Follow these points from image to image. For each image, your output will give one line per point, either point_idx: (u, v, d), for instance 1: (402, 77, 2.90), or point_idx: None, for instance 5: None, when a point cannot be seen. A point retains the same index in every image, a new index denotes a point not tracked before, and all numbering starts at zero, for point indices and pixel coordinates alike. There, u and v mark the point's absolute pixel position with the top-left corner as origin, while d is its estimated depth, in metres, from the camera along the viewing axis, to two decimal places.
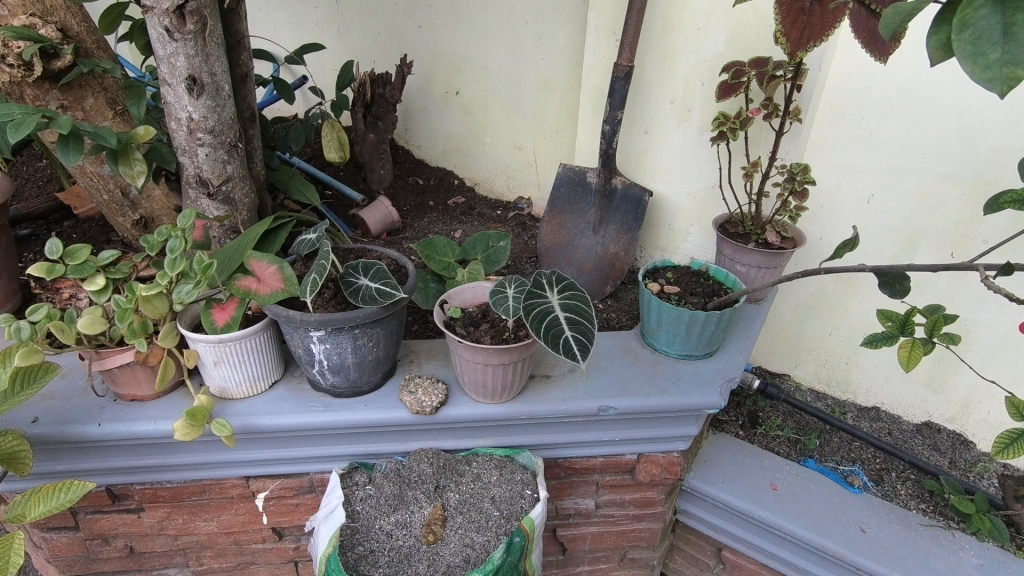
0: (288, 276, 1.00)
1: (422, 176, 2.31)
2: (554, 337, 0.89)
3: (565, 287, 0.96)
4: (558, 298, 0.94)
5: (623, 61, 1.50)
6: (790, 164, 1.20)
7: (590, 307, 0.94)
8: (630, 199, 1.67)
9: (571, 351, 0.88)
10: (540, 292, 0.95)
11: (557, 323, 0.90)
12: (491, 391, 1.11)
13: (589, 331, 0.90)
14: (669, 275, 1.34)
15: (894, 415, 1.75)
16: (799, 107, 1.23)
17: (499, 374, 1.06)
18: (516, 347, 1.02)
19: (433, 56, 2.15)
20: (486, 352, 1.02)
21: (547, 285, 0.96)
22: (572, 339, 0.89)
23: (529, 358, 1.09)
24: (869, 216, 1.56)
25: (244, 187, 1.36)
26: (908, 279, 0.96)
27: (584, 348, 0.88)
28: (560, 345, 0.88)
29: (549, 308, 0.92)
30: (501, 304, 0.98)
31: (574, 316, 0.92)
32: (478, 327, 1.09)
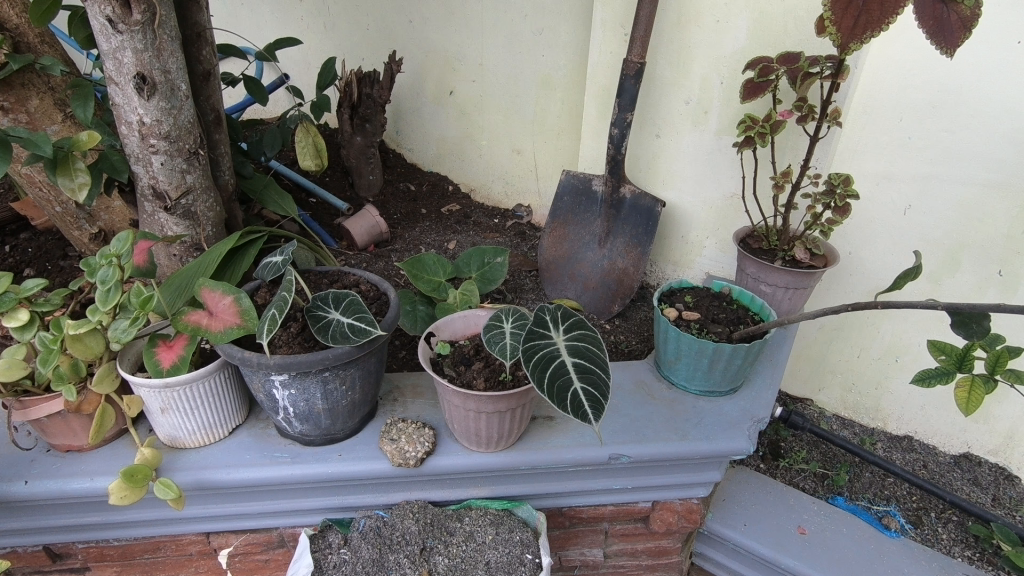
0: (245, 309, 0.86)
1: (414, 182, 2.16)
2: (559, 391, 0.73)
3: (574, 325, 0.81)
4: (564, 339, 0.79)
5: (633, 57, 1.35)
6: (829, 175, 1.03)
7: (603, 350, 0.78)
8: (640, 210, 1.52)
9: (580, 410, 0.72)
10: (542, 331, 0.79)
11: (562, 372, 0.75)
12: (485, 440, 0.95)
13: (603, 384, 0.74)
14: (687, 298, 1.19)
15: (929, 445, 1.60)
16: (840, 109, 1.06)
17: (494, 422, 0.91)
18: (514, 393, 0.87)
19: (425, 53, 2.00)
20: (479, 398, 0.86)
21: (550, 323, 0.80)
22: (581, 392, 0.73)
23: (530, 403, 0.94)
24: (905, 229, 1.41)
25: (208, 199, 1.21)
26: (990, 318, 0.81)
27: (597, 406, 0.72)
28: (567, 401, 0.72)
29: (552, 352, 0.76)
30: (496, 344, 0.85)
31: (584, 363, 0.76)
32: (471, 365, 0.94)
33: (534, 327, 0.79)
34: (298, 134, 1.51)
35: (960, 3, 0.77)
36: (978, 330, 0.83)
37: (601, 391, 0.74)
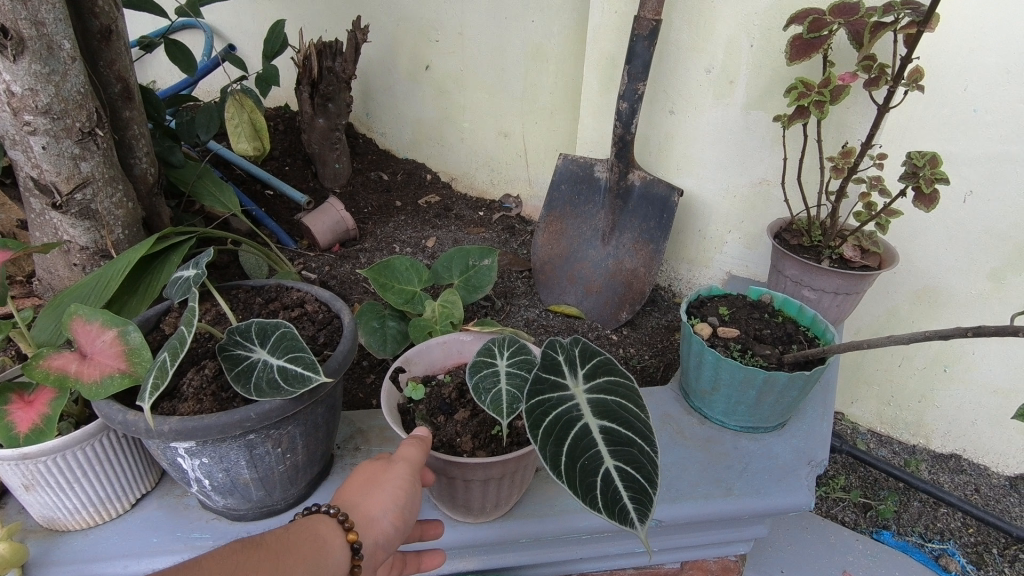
0: (133, 348, 0.61)
1: (387, 170, 1.91)
2: (585, 475, 0.53)
3: (598, 373, 0.62)
4: (586, 395, 0.60)
5: (647, 14, 1.11)
6: (911, 153, 0.81)
7: (642, 410, 0.59)
8: (651, 199, 1.29)
9: (616, 504, 0.51)
10: (556, 382, 0.61)
11: (588, 447, 0.55)
12: (475, 509, 0.72)
13: (648, 463, 0.54)
14: (720, 308, 0.96)
15: (979, 465, 1.40)
16: (921, 69, 0.83)
17: (485, 490, 0.69)
18: (512, 457, 0.64)
19: (397, 22, 1.74)
20: (464, 466, 0.63)
21: (566, 374, 0.62)
22: (617, 476, 0.52)
23: (532, 461, 0.72)
24: (965, 219, 1.20)
25: (115, 193, 0.95)
26: None
27: (641, 497, 0.51)
28: (596, 490, 0.52)
29: (571, 415, 0.57)
30: (487, 392, 0.63)
31: (617, 431, 0.56)
32: (453, 415, 0.72)
33: (544, 377, 0.61)
34: (228, 109, 1.21)
35: None
36: None
37: (644, 473, 0.53)
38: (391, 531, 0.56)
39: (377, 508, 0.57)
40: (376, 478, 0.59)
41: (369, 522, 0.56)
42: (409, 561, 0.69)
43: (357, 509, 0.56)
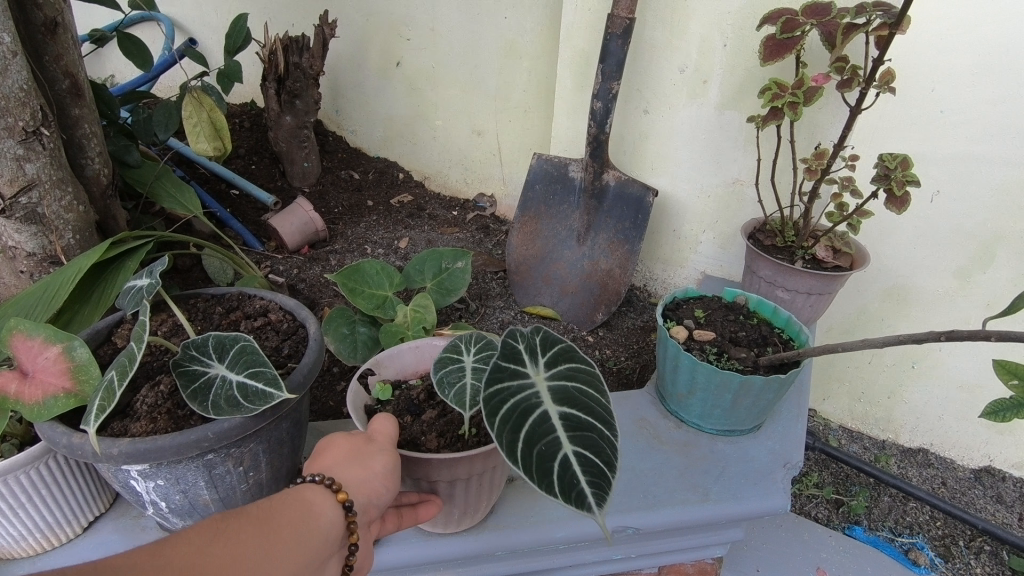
0: (80, 364, 0.57)
1: (358, 169, 1.87)
2: (541, 460, 0.50)
3: (560, 360, 0.59)
4: (547, 381, 0.57)
5: (620, 12, 1.09)
6: (883, 155, 0.82)
7: (602, 400, 0.56)
8: (627, 199, 1.28)
9: (574, 489, 0.48)
10: (516, 370, 0.57)
11: (547, 431, 0.52)
12: (448, 517, 0.71)
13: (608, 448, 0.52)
14: (696, 311, 0.96)
15: (946, 458, 1.44)
16: (892, 71, 0.83)
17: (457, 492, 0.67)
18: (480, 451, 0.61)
19: (367, 17, 1.70)
20: (429, 463, 0.61)
21: (526, 358, 0.59)
22: (577, 462, 0.50)
23: (502, 464, 0.70)
24: (932, 218, 1.21)
25: (64, 196, 0.89)
26: None
27: (600, 482, 0.49)
28: (553, 474, 0.49)
29: (530, 401, 0.55)
30: (452, 390, 0.63)
31: (577, 417, 0.54)
32: (420, 415, 0.69)
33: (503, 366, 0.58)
34: (186, 108, 1.13)
35: None
36: None
37: (604, 458, 0.51)
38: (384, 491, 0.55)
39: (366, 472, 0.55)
40: (359, 449, 0.57)
41: (361, 484, 0.54)
42: (404, 515, 0.63)
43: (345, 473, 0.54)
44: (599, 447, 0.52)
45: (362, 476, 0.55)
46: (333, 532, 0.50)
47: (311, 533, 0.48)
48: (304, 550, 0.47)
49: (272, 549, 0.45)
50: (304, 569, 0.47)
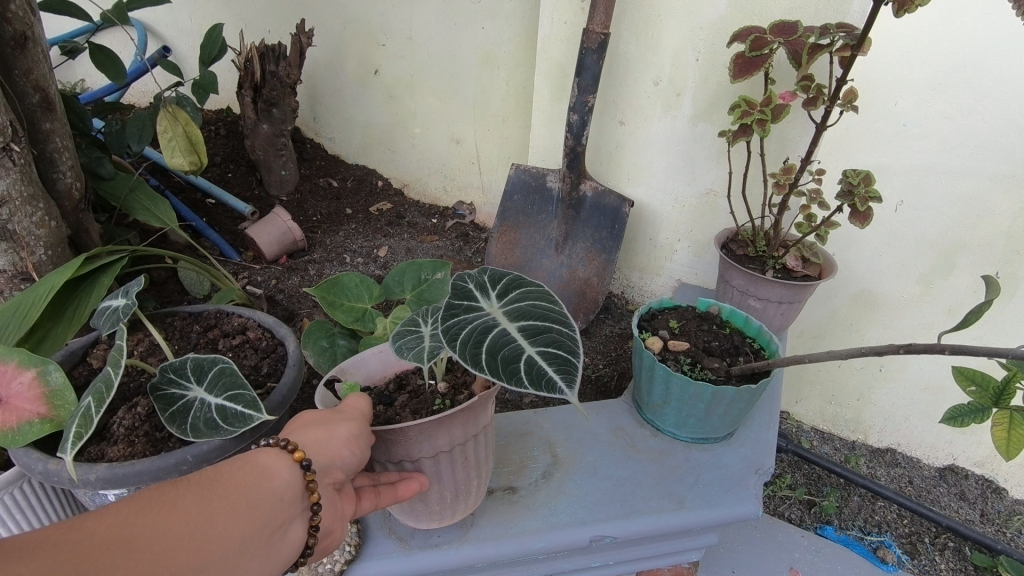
0: (55, 389, 0.57)
1: (336, 177, 1.86)
2: (506, 363, 0.53)
3: (509, 290, 0.64)
4: (501, 309, 0.61)
5: (595, 27, 1.11)
6: (846, 171, 0.85)
7: (556, 306, 0.61)
8: (603, 209, 1.30)
9: (542, 378, 0.51)
10: (471, 305, 0.61)
11: (508, 340, 0.55)
12: (438, 505, 0.72)
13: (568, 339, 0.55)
14: (671, 321, 0.98)
15: (913, 458, 1.49)
16: (855, 89, 0.86)
17: (443, 467, 0.67)
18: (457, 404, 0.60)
19: (345, 24, 1.70)
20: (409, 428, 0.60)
21: (478, 294, 0.63)
22: (540, 356, 0.53)
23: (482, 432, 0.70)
24: (897, 227, 1.26)
25: (35, 212, 0.88)
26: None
27: (564, 366, 0.52)
28: (520, 372, 0.52)
29: (487, 324, 0.58)
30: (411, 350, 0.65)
31: (534, 325, 0.58)
32: (392, 403, 0.71)
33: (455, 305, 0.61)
34: (160, 123, 1.12)
35: None
36: None
37: (566, 349, 0.54)
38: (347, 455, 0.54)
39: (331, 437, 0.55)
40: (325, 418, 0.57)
41: (323, 449, 0.54)
42: (382, 494, 0.63)
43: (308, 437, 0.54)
44: (560, 341, 0.55)
45: (326, 439, 0.55)
46: (288, 489, 0.50)
47: (261, 492, 0.49)
48: (253, 508, 0.47)
49: (216, 508, 0.45)
50: (256, 529, 0.47)
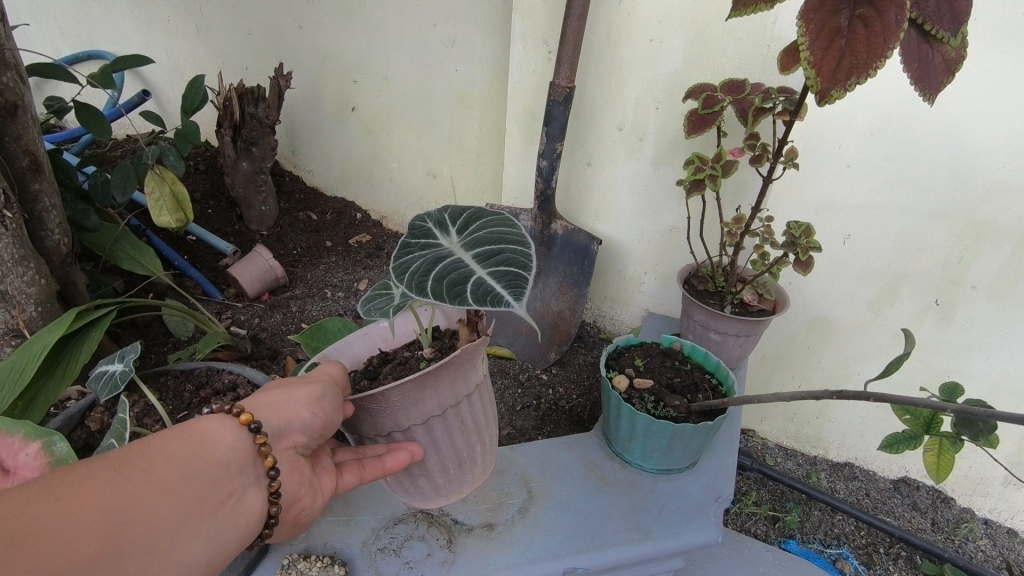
0: (60, 457, 0.67)
1: (316, 210, 1.91)
2: (455, 284, 0.57)
3: (469, 223, 0.69)
4: (459, 242, 0.66)
5: (561, 81, 1.18)
6: (789, 225, 0.93)
7: (511, 231, 0.65)
8: (574, 247, 1.37)
9: (488, 294, 0.55)
10: (428, 241, 0.67)
11: (461, 266, 0.60)
12: (443, 477, 0.82)
13: (520, 258, 0.59)
14: (635, 360, 1.05)
15: (869, 471, 1.58)
16: (796, 148, 0.94)
17: (439, 437, 0.76)
18: (432, 372, 0.67)
19: (321, 62, 1.75)
20: (387, 397, 0.67)
21: (438, 231, 0.68)
22: (489, 277, 0.57)
23: (471, 396, 0.76)
24: (845, 259, 1.35)
25: (26, 272, 0.92)
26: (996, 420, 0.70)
27: (511, 282, 0.56)
28: (468, 291, 0.56)
29: (443, 254, 0.63)
30: (375, 310, 0.75)
31: (487, 250, 0.62)
32: (377, 377, 0.78)
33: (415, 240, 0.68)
34: (148, 184, 1.20)
35: (945, 43, 0.67)
36: (984, 428, 0.72)
37: (516, 267, 0.58)
38: (303, 415, 0.61)
39: (290, 399, 0.61)
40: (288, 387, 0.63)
41: (280, 411, 0.61)
42: (372, 466, 0.71)
43: (269, 402, 0.61)
44: (510, 260, 0.59)
45: (285, 402, 0.61)
46: (234, 452, 0.56)
47: (201, 461, 0.53)
48: (201, 473, 0.52)
49: (150, 482, 0.49)
50: (204, 492, 0.52)
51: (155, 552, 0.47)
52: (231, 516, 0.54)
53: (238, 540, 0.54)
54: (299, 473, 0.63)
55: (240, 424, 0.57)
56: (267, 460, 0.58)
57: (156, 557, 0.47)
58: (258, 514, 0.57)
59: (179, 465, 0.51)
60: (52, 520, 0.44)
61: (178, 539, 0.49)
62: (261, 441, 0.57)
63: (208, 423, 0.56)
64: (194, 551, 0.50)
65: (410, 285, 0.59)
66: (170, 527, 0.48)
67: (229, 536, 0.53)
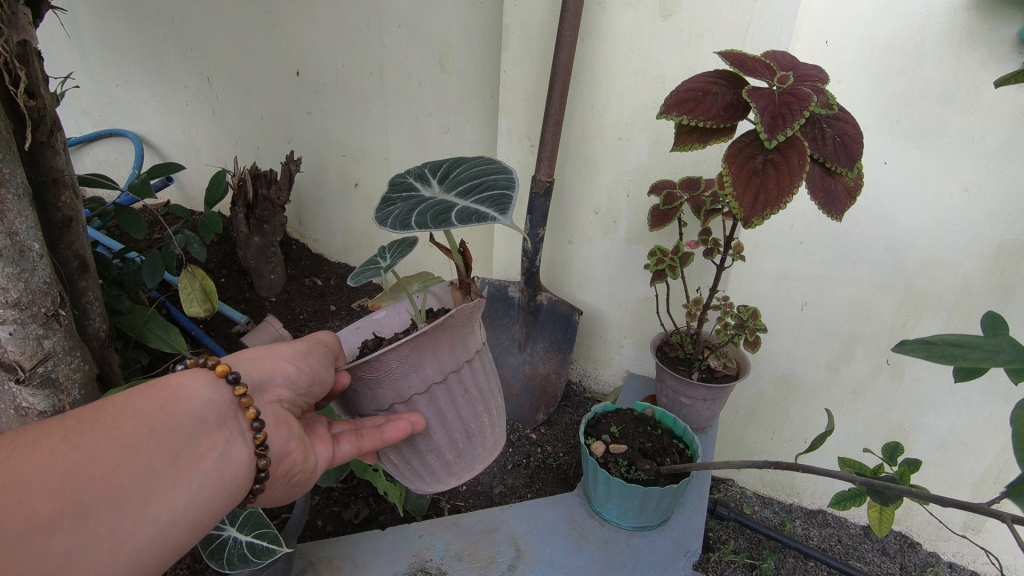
0: None
1: (320, 276, 2.06)
2: (434, 211, 0.69)
3: (449, 175, 0.82)
4: (439, 187, 0.79)
5: (542, 177, 1.34)
6: (739, 309, 1.15)
7: (484, 172, 0.77)
8: (558, 317, 1.52)
9: (462, 213, 0.66)
10: (413, 190, 0.79)
11: (439, 201, 0.72)
12: (453, 450, 0.91)
13: (498, 187, 0.70)
14: (612, 427, 1.18)
15: (840, 517, 1.69)
16: (742, 243, 1.09)
17: (445, 405, 0.87)
18: (429, 336, 0.79)
19: (326, 144, 1.92)
20: (384, 361, 0.78)
21: (422, 184, 0.81)
22: (463, 203, 0.69)
23: (467, 371, 0.88)
24: (803, 323, 1.47)
25: (73, 360, 1.04)
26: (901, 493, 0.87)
27: (482, 203, 0.67)
28: (445, 213, 0.67)
29: (424, 196, 0.75)
30: (366, 278, 0.86)
31: (463, 189, 0.74)
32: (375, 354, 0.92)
33: (393, 195, 0.78)
34: (181, 282, 1.30)
35: (845, 176, 0.81)
36: (890, 496, 0.88)
37: (487, 194, 0.69)
38: (287, 364, 0.73)
39: (275, 355, 0.73)
40: (267, 348, 0.73)
41: (268, 362, 0.71)
42: (371, 435, 0.77)
43: (255, 356, 0.71)
44: (482, 191, 0.71)
45: (270, 359, 0.72)
46: (207, 407, 0.62)
47: (174, 416, 0.59)
48: (176, 430, 0.59)
49: (122, 438, 0.55)
50: (179, 446, 0.59)
51: (129, 507, 0.54)
52: (215, 468, 0.61)
53: (223, 491, 0.62)
54: (287, 429, 0.70)
55: (218, 377, 0.65)
56: (249, 412, 0.65)
57: (129, 511, 0.54)
58: (245, 468, 0.64)
59: (150, 422, 0.58)
60: (10, 478, 0.49)
61: (155, 494, 0.56)
62: (239, 392, 0.65)
63: (185, 379, 0.63)
64: (180, 502, 0.58)
65: (395, 223, 0.68)
66: (142, 484, 0.55)
67: (211, 489, 0.60)
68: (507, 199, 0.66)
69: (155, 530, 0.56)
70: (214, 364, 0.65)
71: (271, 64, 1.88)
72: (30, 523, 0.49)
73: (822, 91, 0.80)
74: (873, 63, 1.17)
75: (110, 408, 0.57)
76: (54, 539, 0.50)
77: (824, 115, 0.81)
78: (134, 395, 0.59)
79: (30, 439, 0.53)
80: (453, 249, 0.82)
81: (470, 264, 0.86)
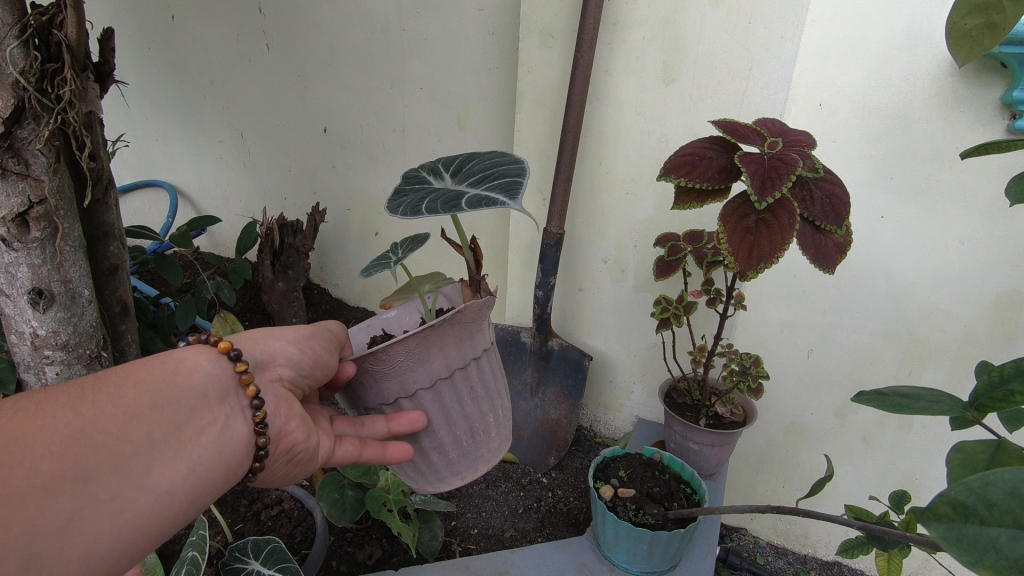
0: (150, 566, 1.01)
1: (340, 319, 2.14)
2: (447, 198, 0.73)
3: (461, 168, 0.87)
4: (451, 179, 0.84)
5: (553, 228, 1.41)
6: (743, 356, 1.18)
7: (495, 164, 0.82)
8: (569, 362, 1.56)
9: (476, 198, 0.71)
10: (427, 182, 0.84)
11: (452, 190, 0.77)
12: (459, 447, 0.93)
13: (508, 176, 0.74)
14: (621, 471, 1.21)
15: (856, 569, 1.67)
16: (743, 293, 1.13)
17: (450, 401, 0.88)
18: (436, 331, 0.81)
19: (350, 196, 2.03)
20: (391, 354, 0.79)
21: (436, 177, 0.86)
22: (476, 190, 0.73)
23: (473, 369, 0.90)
24: (809, 370, 1.50)
25: None
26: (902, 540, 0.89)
27: (494, 190, 0.72)
28: (458, 199, 0.72)
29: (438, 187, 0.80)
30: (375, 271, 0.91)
31: (476, 179, 0.79)
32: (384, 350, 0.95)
33: (407, 188, 0.83)
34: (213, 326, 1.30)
35: (834, 233, 0.87)
36: (891, 541, 0.91)
37: (499, 181, 0.74)
38: (289, 345, 0.76)
39: (277, 337, 0.77)
40: (271, 331, 0.78)
41: (271, 342, 0.76)
42: (374, 449, 0.81)
43: (258, 338, 0.76)
44: (494, 180, 0.76)
45: (272, 340, 0.76)
46: (209, 381, 0.66)
47: (175, 389, 0.63)
48: (177, 402, 0.63)
49: (126, 408, 0.60)
50: (180, 417, 0.62)
51: (130, 472, 0.58)
52: (216, 441, 0.64)
53: (223, 463, 0.65)
54: (288, 408, 0.74)
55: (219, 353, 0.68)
56: (249, 388, 0.67)
57: (131, 477, 0.58)
58: (245, 443, 0.67)
59: (151, 393, 0.62)
60: (18, 440, 0.54)
61: (156, 462, 0.60)
62: (240, 368, 0.68)
63: (189, 354, 0.67)
64: (180, 472, 0.61)
65: (408, 209, 0.73)
66: (143, 451, 0.59)
67: (210, 460, 0.64)
68: (517, 185, 0.70)
69: (156, 497, 0.59)
70: (217, 341, 0.69)
71: (300, 122, 2.02)
72: (33, 481, 0.52)
73: (809, 156, 0.86)
74: (866, 125, 1.22)
75: (116, 378, 0.62)
76: (56, 496, 0.53)
77: (810, 178, 0.88)
78: (138, 368, 0.63)
79: (39, 404, 0.58)
80: (464, 244, 0.88)
81: (480, 260, 0.91)
